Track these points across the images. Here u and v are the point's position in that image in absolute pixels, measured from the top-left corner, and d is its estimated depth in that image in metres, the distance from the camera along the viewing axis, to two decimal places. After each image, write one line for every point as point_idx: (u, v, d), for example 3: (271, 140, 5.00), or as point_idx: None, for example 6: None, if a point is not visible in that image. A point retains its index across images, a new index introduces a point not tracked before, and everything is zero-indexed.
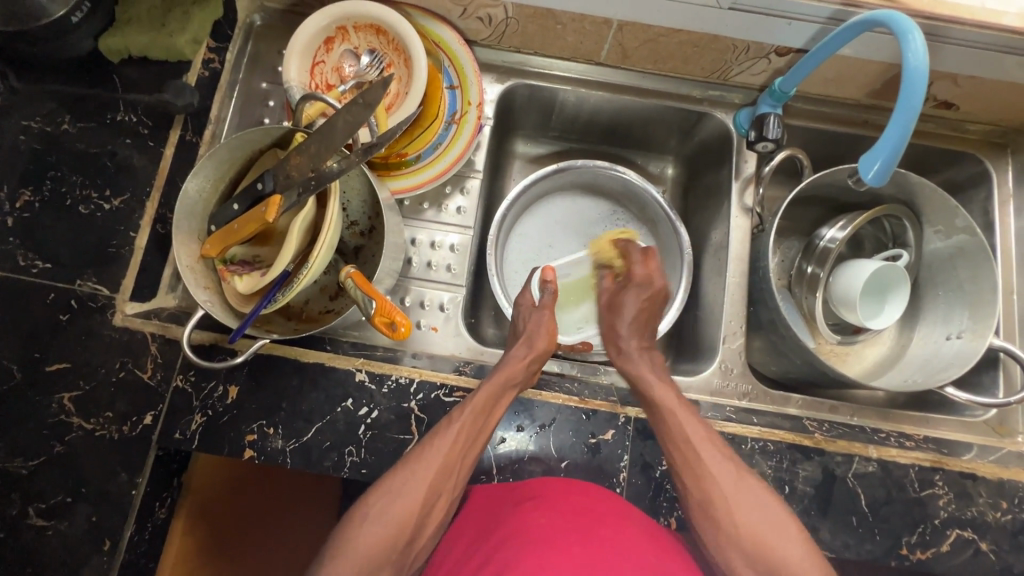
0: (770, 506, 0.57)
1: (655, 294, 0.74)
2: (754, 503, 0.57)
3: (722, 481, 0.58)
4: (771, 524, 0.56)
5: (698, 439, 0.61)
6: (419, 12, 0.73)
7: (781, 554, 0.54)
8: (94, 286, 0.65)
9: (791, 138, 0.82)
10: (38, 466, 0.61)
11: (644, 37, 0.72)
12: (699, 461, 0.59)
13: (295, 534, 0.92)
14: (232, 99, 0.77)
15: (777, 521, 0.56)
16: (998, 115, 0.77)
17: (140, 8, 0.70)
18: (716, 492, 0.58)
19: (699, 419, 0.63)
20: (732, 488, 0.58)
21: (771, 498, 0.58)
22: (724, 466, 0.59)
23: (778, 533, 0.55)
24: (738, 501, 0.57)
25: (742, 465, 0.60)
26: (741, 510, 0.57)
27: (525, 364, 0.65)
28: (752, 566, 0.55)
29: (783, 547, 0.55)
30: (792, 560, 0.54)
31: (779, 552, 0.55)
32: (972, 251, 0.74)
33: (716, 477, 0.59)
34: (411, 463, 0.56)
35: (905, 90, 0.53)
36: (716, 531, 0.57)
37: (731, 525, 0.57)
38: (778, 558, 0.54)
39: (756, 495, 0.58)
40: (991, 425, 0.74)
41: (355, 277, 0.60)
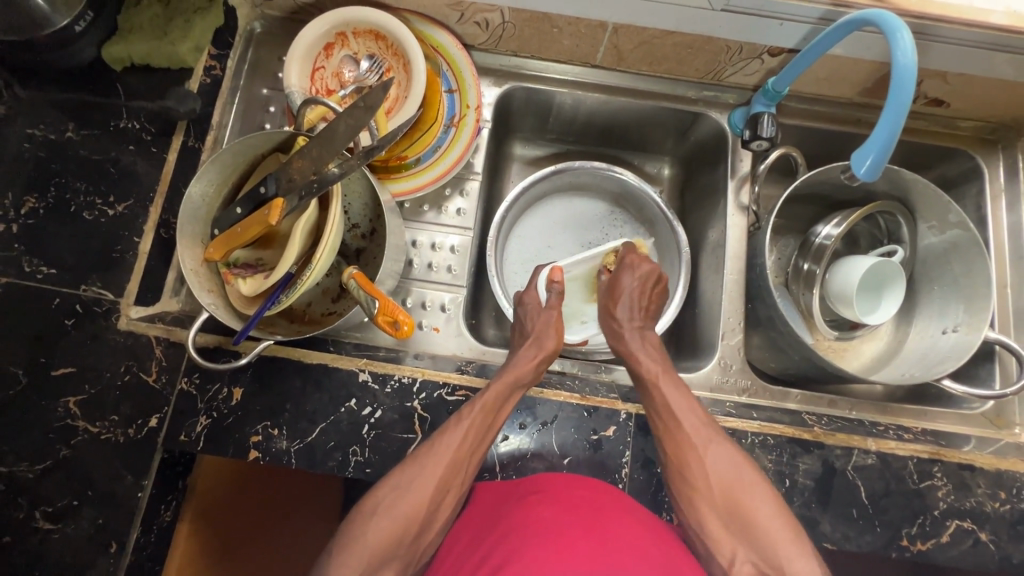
0: (745, 471, 0.60)
1: (650, 277, 0.74)
2: (731, 467, 0.60)
3: (701, 448, 0.61)
4: (746, 487, 0.59)
5: (680, 407, 0.63)
6: (416, 17, 0.74)
7: (754, 515, 0.57)
8: (98, 290, 0.66)
9: (785, 137, 0.84)
10: (44, 470, 0.61)
11: (639, 40, 0.73)
12: (679, 427, 0.62)
13: (298, 539, 0.92)
14: (233, 105, 0.78)
15: (751, 484, 0.59)
16: (987, 111, 0.79)
17: (142, 16, 0.70)
18: (694, 458, 0.60)
19: (683, 390, 0.65)
20: (709, 455, 0.60)
21: (747, 464, 0.60)
22: (704, 433, 0.62)
23: (751, 496, 0.58)
24: (715, 466, 0.60)
25: (722, 433, 0.63)
26: (717, 474, 0.59)
27: (534, 364, 0.66)
28: (724, 525, 0.58)
29: (756, 508, 0.57)
30: (764, 521, 0.57)
31: (753, 513, 0.57)
32: (966, 246, 0.75)
33: (696, 443, 0.61)
34: (419, 460, 0.56)
35: (894, 88, 0.54)
36: (691, 496, 0.60)
37: (707, 487, 0.60)
38: (751, 519, 0.57)
39: (733, 460, 0.60)
40: (987, 417, 0.75)
41: (358, 277, 0.61)
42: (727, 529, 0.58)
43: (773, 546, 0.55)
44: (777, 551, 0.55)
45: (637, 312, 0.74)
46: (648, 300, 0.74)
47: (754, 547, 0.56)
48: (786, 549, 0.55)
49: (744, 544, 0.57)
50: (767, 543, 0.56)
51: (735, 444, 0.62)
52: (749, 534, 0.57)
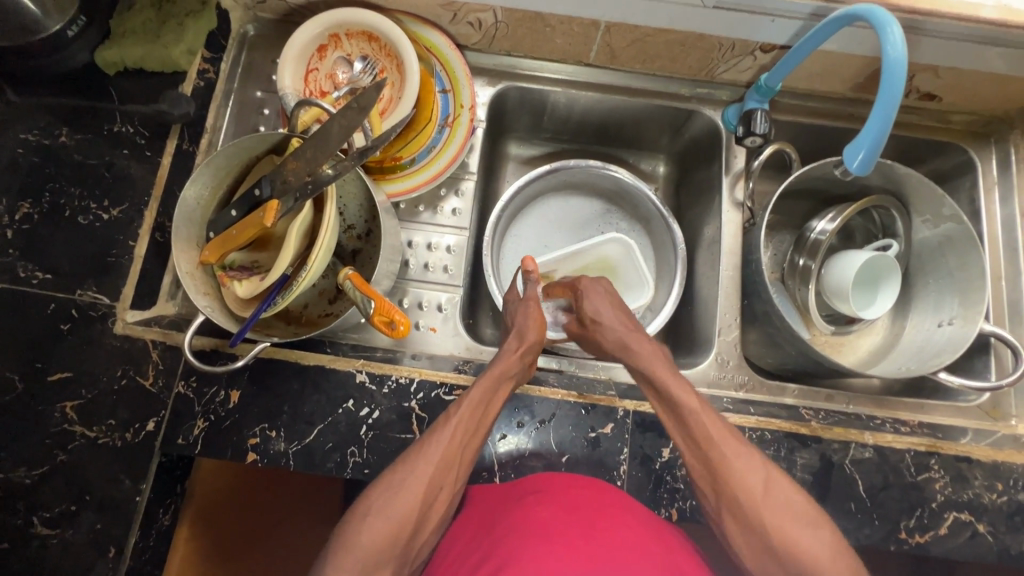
0: (797, 503, 0.55)
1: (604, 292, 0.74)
2: (784, 501, 0.55)
3: (752, 481, 0.56)
4: (804, 523, 0.53)
5: (722, 437, 0.58)
6: (410, 18, 0.75)
7: (814, 555, 0.51)
8: (94, 295, 0.66)
9: (779, 133, 0.84)
10: (42, 476, 0.61)
11: (632, 38, 0.73)
12: (723, 459, 0.57)
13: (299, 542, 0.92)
14: (226, 108, 0.78)
15: (805, 518, 0.54)
16: (980, 105, 0.79)
17: (135, 21, 0.70)
18: (743, 494, 0.55)
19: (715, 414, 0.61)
20: (760, 488, 0.55)
21: (798, 494, 0.56)
22: (751, 462, 0.57)
23: (809, 533, 0.53)
24: (767, 501, 0.54)
25: (767, 460, 0.58)
26: (772, 509, 0.54)
27: (519, 357, 0.65)
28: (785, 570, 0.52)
29: (815, 547, 0.52)
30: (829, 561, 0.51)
31: (813, 552, 0.51)
32: (960, 239, 0.76)
33: (744, 476, 0.56)
34: (410, 459, 0.57)
35: (885, 83, 0.54)
36: (742, 533, 0.55)
37: (761, 527, 0.54)
38: (809, 559, 0.51)
39: (785, 494, 0.55)
40: (983, 409, 0.75)
41: (353, 278, 0.61)
42: (790, 574, 0.52)
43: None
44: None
45: (617, 318, 0.71)
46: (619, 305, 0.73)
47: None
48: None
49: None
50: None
51: (782, 472, 0.57)
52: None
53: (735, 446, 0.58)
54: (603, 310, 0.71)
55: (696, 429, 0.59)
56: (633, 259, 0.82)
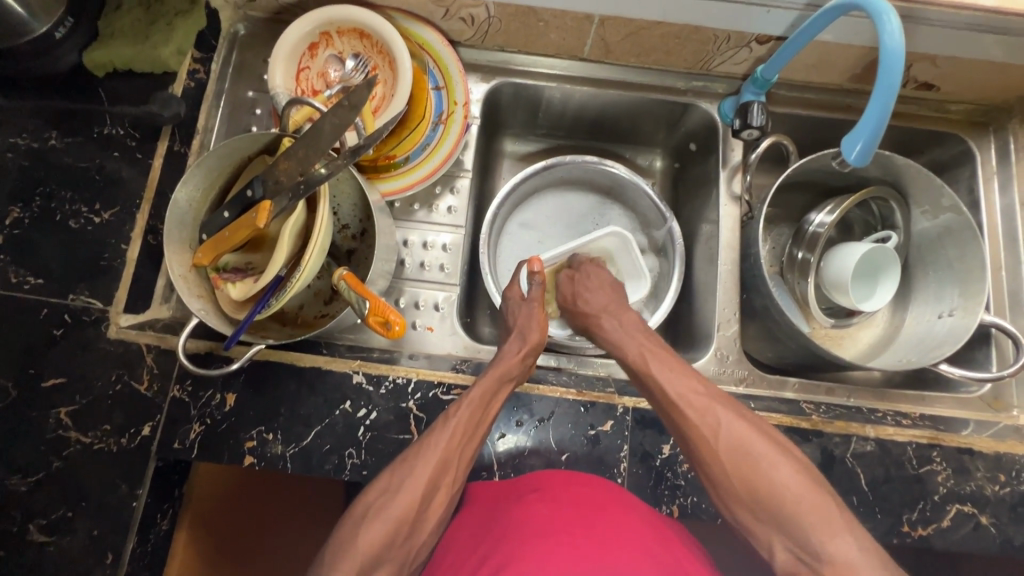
0: (759, 445, 0.56)
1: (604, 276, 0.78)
2: (744, 443, 0.56)
3: (708, 429, 0.58)
4: (762, 465, 0.54)
5: (679, 392, 0.61)
6: (402, 15, 0.74)
7: (775, 495, 0.53)
8: (87, 299, 0.65)
9: (776, 125, 0.83)
10: (37, 482, 0.60)
11: (626, 31, 0.73)
12: (681, 415, 0.59)
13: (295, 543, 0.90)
14: (218, 108, 0.77)
15: (768, 459, 0.55)
16: (978, 94, 0.78)
17: (123, 21, 0.69)
18: (703, 444, 0.57)
19: (676, 368, 0.63)
20: (718, 437, 0.57)
21: (762, 438, 0.57)
22: (709, 410, 0.59)
23: (773, 474, 0.54)
24: (727, 446, 0.56)
25: (730, 408, 0.59)
26: (728, 454, 0.56)
27: (521, 359, 0.65)
28: (755, 515, 0.54)
29: (778, 487, 0.53)
30: (788, 500, 0.52)
31: (777, 493, 0.53)
32: (959, 229, 0.75)
33: (703, 427, 0.58)
34: (409, 461, 0.56)
35: (882, 74, 0.54)
36: (715, 485, 0.57)
37: (723, 475, 0.56)
38: (775, 501, 0.53)
39: (746, 436, 0.57)
40: (985, 400, 0.75)
41: (348, 278, 0.60)
42: (758, 518, 0.54)
43: (804, 528, 0.50)
44: (811, 534, 0.50)
45: (606, 300, 0.74)
46: (611, 287, 0.76)
47: (787, 533, 0.51)
48: (819, 530, 0.50)
49: (778, 532, 0.52)
50: (798, 527, 0.51)
51: (746, 418, 0.59)
52: (778, 520, 0.52)
53: (694, 400, 0.60)
54: (595, 297, 0.75)
55: (656, 389, 0.63)
56: (631, 251, 0.81)
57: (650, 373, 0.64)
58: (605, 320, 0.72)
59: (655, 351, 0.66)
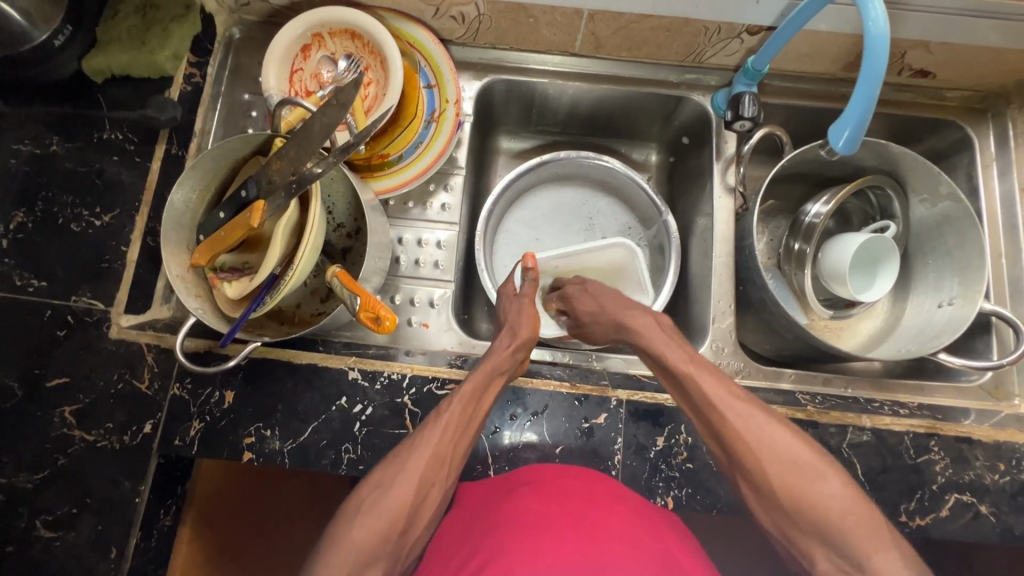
0: (805, 456, 0.54)
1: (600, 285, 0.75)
2: (793, 456, 0.53)
3: (752, 437, 0.55)
4: (808, 476, 0.52)
5: (720, 398, 0.57)
6: (392, 14, 0.75)
7: (824, 507, 0.51)
8: (89, 301, 0.66)
9: (770, 116, 0.83)
10: (43, 480, 0.62)
11: (617, 25, 0.73)
12: (725, 423, 0.56)
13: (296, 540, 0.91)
14: (214, 111, 0.78)
15: (813, 471, 0.53)
16: (974, 80, 0.77)
17: (120, 27, 0.70)
18: (750, 455, 0.54)
19: (713, 371, 0.60)
20: (764, 445, 0.54)
21: (807, 447, 0.54)
22: (755, 418, 0.56)
23: (820, 487, 0.52)
24: (775, 459, 0.53)
25: (773, 416, 0.57)
26: (775, 464, 0.53)
27: (511, 353, 0.65)
28: (798, 526, 0.52)
29: (826, 500, 0.51)
30: (835, 513, 0.50)
31: (822, 505, 0.51)
32: (957, 217, 0.74)
33: (749, 436, 0.55)
34: (401, 457, 0.57)
35: (867, 59, 0.54)
36: (757, 495, 0.55)
37: (768, 486, 0.53)
38: (820, 513, 0.51)
39: (794, 449, 0.54)
40: (985, 389, 0.74)
41: (341, 276, 0.61)
42: (802, 530, 0.52)
43: (852, 541, 0.49)
44: (855, 545, 0.49)
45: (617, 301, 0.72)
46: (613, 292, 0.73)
47: (831, 544, 0.50)
48: (868, 544, 0.49)
49: (820, 542, 0.51)
50: (844, 541, 0.49)
51: (789, 427, 0.56)
52: (824, 533, 0.50)
53: (741, 408, 0.56)
54: (606, 298, 0.72)
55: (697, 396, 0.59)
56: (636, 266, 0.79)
57: (692, 377, 0.60)
58: (631, 317, 0.69)
59: (695, 355, 0.62)
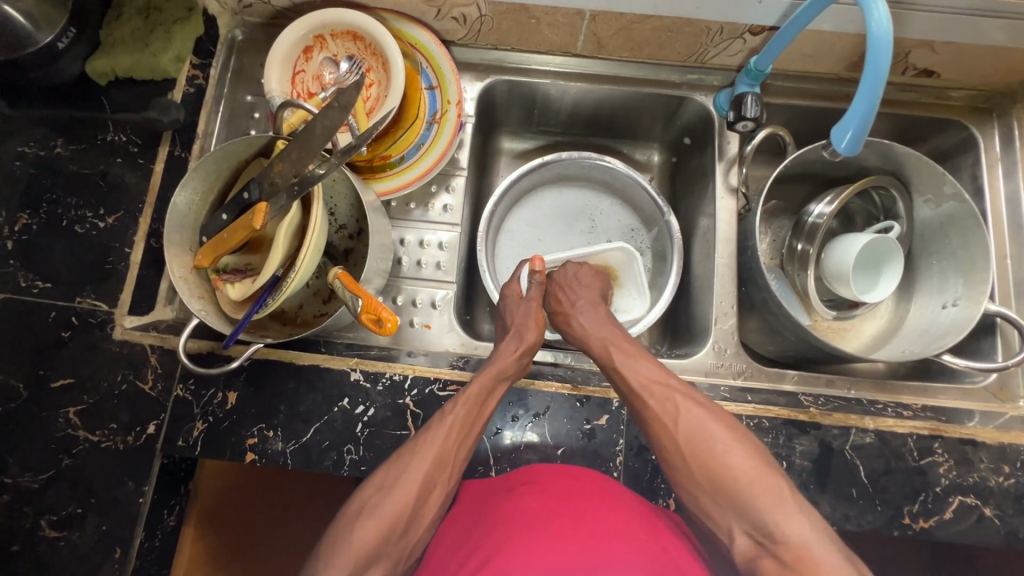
0: (716, 430, 0.57)
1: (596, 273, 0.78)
2: (703, 431, 0.57)
3: (666, 416, 0.59)
4: (719, 450, 0.56)
5: (640, 381, 0.62)
6: (394, 16, 0.75)
7: (734, 478, 0.54)
8: (93, 302, 0.67)
9: (772, 116, 0.82)
10: (47, 480, 0.62)
11: (618, 25, 0.73)
12: (643, 405, 0.61)
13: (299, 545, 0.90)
14: (217, 112, 0.79)
15: (723, 444, 0.56)
16: (979, 79, 0.77)
17: (124, 29, 0.70)
18: (666, 433, 0.59)
19: (639, 358, 0.65)
20: (678, 423, 0.58)
21: (718, 422, 0.58)
22: (669, 398, 0.60)
23: (727, 458, 0.55)
24: (686, 436, 0.58)
25: (690, 397, 0.61)
26: (686, 440, 0.57)
27: (517, 356, 0.66)
28: (714, 500, 0.55)
29: (733, 471, 0.54)
30: (743, 484, 0.54)
31: (729, 473, 0.54)
32: (962, 218, 0.74)
33: (664, 416, 0.59)
34: (405, 458, 0.57)
35: (871, 60, 0.54)
36: (676, 473, 0.58)
37: (683, 462, 0.57)
38: (728, 482, 0.54)
39: (706, 425, 0.58)
40: (991, 391, 0.73)
41: (342, 277, 0.61)
42: (717, 503, 0.55)
43: (758, 510, 0.52)
44: (765, 516, 0.51)
45: (586, 292, 0.75)
46: (597, 283, 0.77)
47: (743, 514, 0.53)
48: (774, 511, 0.51)
49: (733, 512, 0.54)
50: (752, 507, 0.52)
51: (705, 405, 0.60)
52: (735, 504, 0.54)
53: (657, 390, 0.61)
54: (581, 293, 0.74)
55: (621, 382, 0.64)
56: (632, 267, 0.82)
57: (616, 364, 0.65)
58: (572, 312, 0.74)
59: (621, 345, 0.68)
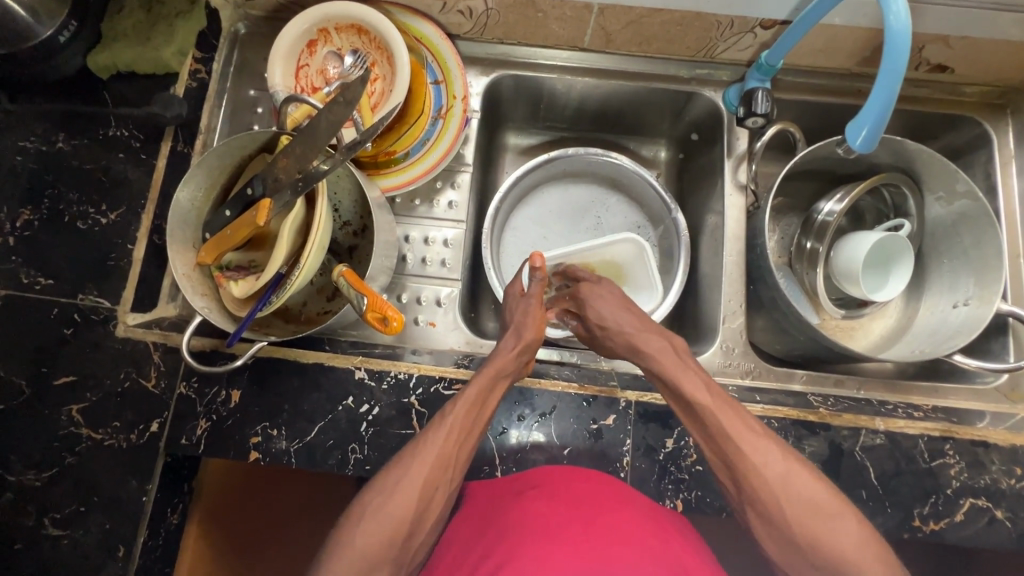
0: (825, 498, 0.54)
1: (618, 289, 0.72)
2: (810, 496, 0.54)
3: (771, 475, 0.55)
4: (826, 517, 0.53)
5: (740, 434, 0.57)
6: (399, 9, 0.74)
7: (842, 548, 0.52)
8: (96, 299, 0.66)
9: (782, 112, 0.81)
10: (51, 478, 0.62)
11: (627, 19, 0.71)
12: (743, 459, 0.56)
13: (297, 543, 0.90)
14: (221, 108, 0.77)
15: (831, 511, 0.53)
16: (993, 75, 0.76)
17: (125, 23, 0.69)
18: (767, 493, 0.54)
19: (730, 402, 0.59)
20: (782, 484, 0.54)
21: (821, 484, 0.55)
22: (773, 456, 0.56)
23: (835, 527, 0.53)
24: (794, 500, 0.54)
25: (789, 452, 0.57)
26: (793, 503, 0.54)
27: (516, 355, 0.64)
28: (810, 562, 0.53)
29: (841, 541, 0.52)
30: (850, 554, 0.51)
31: (840, 550, 0.51)
32: (975, 216, 0.73)
33: (767, 476, 0.55)
34: (406, 460, 0.56)
35: (888, 55, 0.53)
36: (769, 529, 0.55)
37: (784, 525, 0.54)
38: (838, 557, 0.52)
39: (813, 490, 0.54)
40: (1002, 392, 0.72)
41: (347, 275, 0.60)
42: (813, 567, 0.53)
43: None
44: None
45: (631, 316, 0.69)
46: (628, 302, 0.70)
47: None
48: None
49: None
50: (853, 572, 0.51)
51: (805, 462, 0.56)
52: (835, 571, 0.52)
53: (758, 446, 0.56)
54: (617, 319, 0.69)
55: (715, 429, 0.58)
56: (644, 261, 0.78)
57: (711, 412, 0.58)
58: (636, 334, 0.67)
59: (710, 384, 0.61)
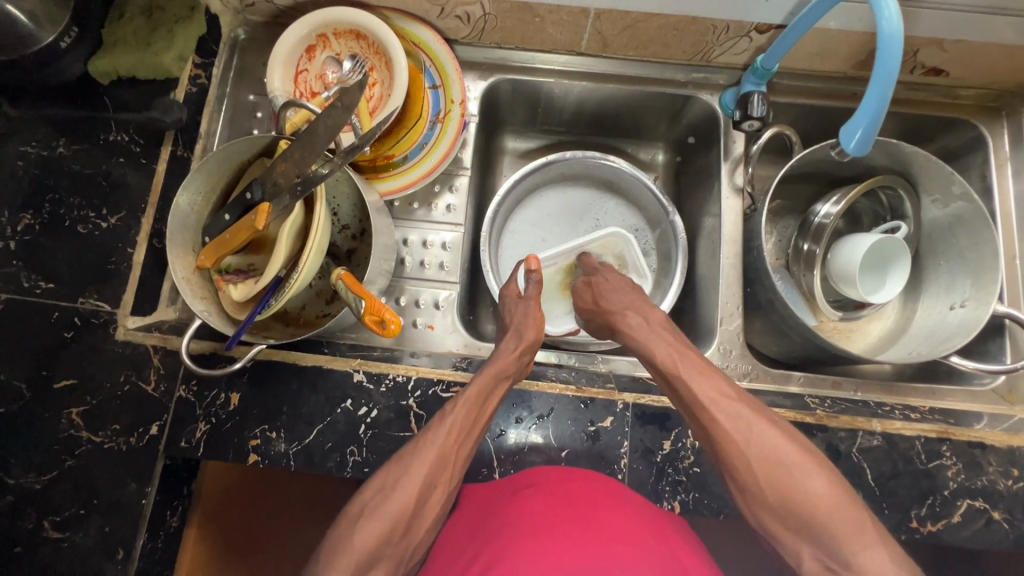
0: (790, 452, 0.55)
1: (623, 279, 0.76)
2: (776, 450, 0.54)
3: (735, 432, 0.56)
4: (794, 471, 0.53)
5: (707, 395, 0.59)
6: (398, 15, 0.75)
7: (812, 502, 0.51)
8: (96, 303, 0.67)
9: (778, 115, 0.82)
10: (51, 481, 0.62)
11: (623, 24, 0.72)
12: (711, 419, 0.58)
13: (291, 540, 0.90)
14: (220, 113, 0.80)
15: (799, 468, 0.53)
16: (988, 78, 0.76)
17: (126, 29, 0.69)
18: (735, 451, 0.56)
19: (703, 368, 0.62)
20: (748, 439, 0.55)
21: (792, 443, 0.55)
22: (738, 413, 0.57)
23: (804, 482, 0.53)
24: (759, 455, 0.55)
25: (758, 411, 0.58)
26: (756, 456, 0.55)
27: (517, 356, 0.65)
28: (783, 524, 0.53)
29: (810, 495, 0.52)
30: (821, 509, 0.51)
31: (810, 504, 0.51)
32: (971, 218, 0.73)
33: (734, 433, 0.56)
34: (405, 461, 0.56)
35: (880, 59, 0.53)
36: (744, 493, 0.55)
37: (754, 482, 0.54)
38: (804, 510, 0.51)
39: (781, 447, 0.55)
40: (999, 393, 0.73)
41: (346, 278, 0.61)
42: (787, 526, 0.53)
43: (838, 539, 0.50)
44: (842, 545, 0.49)
45: (627, 296, 0.73)
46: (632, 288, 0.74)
47: (815, 540, 0.51)
48: (851, 541, 0.49)
49: (807, 540, 0.51)
50: (829, 534, 0.50)
51: (776, 424, 0.57)
52: (809, 531, 0.51)
53: (723, 406, 0.58)
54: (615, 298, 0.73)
55: (687, 395, 0.60)
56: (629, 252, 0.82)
57: (680, 375, 0.62)
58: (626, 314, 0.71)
59: (684, 352, 0.64)
